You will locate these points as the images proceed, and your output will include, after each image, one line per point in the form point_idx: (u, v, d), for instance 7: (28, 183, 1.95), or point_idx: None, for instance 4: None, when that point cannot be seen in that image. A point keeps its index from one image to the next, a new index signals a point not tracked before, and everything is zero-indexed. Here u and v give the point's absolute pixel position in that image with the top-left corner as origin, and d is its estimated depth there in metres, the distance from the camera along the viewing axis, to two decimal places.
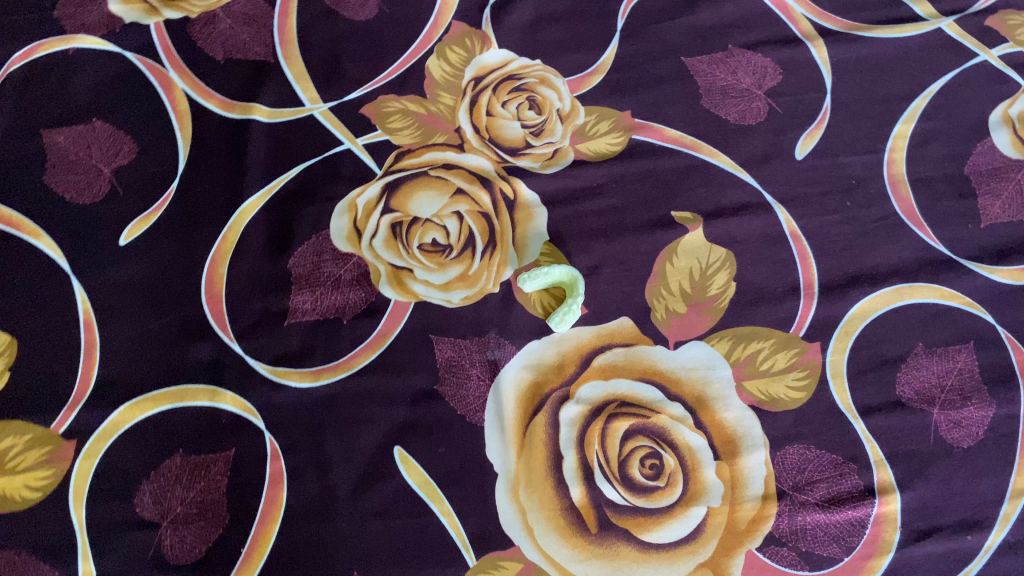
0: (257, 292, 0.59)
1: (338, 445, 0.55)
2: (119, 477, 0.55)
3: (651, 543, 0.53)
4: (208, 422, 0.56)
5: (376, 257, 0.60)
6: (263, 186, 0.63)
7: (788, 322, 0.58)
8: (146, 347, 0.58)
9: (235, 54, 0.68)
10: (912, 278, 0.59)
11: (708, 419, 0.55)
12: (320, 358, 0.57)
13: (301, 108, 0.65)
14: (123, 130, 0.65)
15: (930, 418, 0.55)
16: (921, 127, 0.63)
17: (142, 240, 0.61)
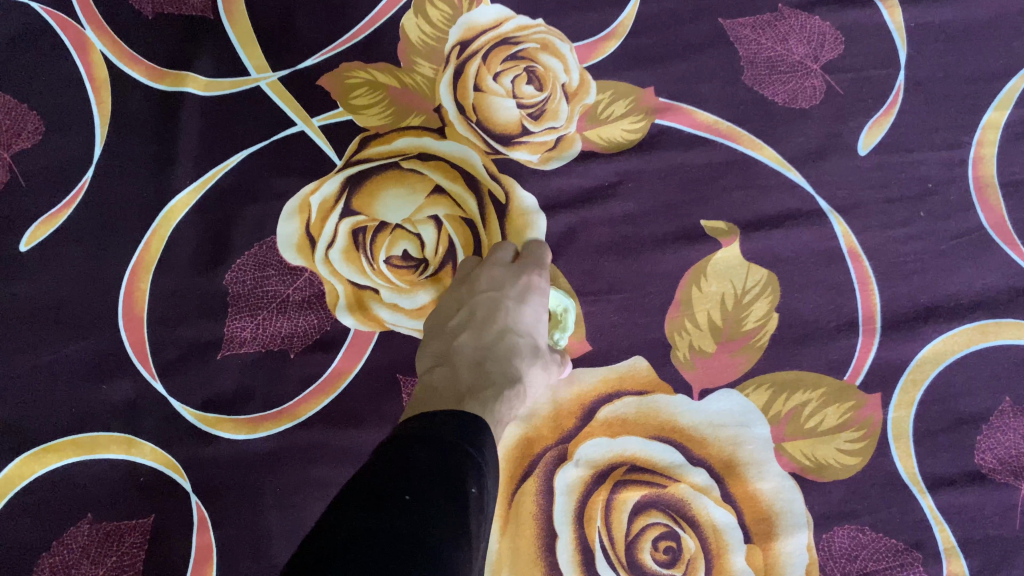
0: (185, 317, 0.48)
1: (282, 514, 0.45)
2: (14, 548, 0.45)
3: None
4: (121, 481, 0.46)
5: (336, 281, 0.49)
6: (196, 177, 0.51)
7: (842, 367, 0.47)
8: (52, 383, 0.48)
9: (166, 7, 0.54)
10: (1000, 312, 0.47)
11: (739, 490, 0.45)
12: (261, 403, 0.47)
13: (245, 78, 0.53)
14: (28, 105, 0.53)
15: (1017, 495, 0.44)
16: (1018, 115, 0.50)
17: (47, 247, 0.50)
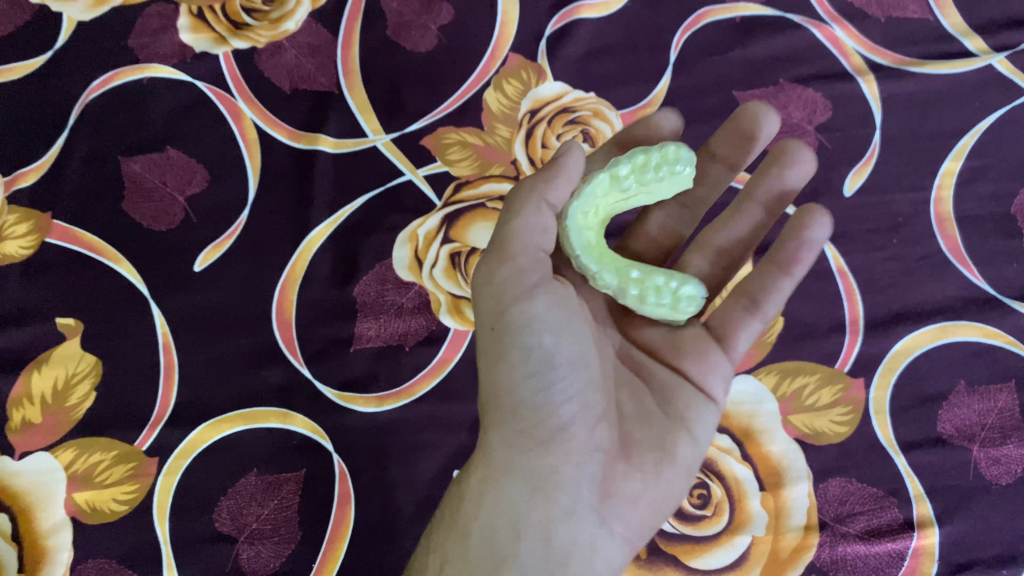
0: (324, 319, 0.63)
1: (401, 469, 0.59)
2: (199, 494, 0.59)
3: (704, 538, 0.56)
4: (279, 444, 0.60)
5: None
6: (329, 215, 0.66)
7: (834, 358, 0.60)
8: (221, 369, 0.62)
9: (301, 83, 0.70)
10: (957, 316, 0.61)
11: (754, 451, 0.58)
12: (386, 382, 0.61)
13: (365, 139, 0.68)
14: (197, 159, 0.68)
15: (971, 454, 0.57)
16: (969, 165, 0.65)
17: (216, 268, 0.65)
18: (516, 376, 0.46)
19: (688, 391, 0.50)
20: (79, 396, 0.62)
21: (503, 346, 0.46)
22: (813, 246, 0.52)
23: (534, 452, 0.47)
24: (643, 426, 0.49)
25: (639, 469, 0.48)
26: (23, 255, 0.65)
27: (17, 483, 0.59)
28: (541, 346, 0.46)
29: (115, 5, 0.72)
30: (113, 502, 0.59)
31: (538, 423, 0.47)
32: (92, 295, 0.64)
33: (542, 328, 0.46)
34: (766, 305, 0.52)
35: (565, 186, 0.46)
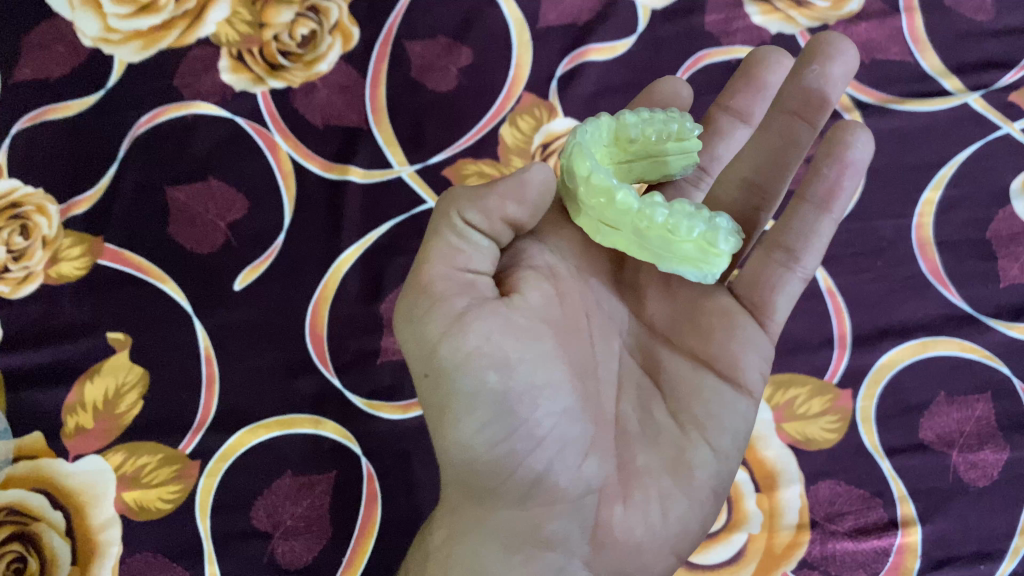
0: (354, 334, 0.69)
1: (426, 471, 0.65)
2: (238, 493, 0.65)
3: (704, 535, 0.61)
4: (312, 447, 0.66)
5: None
6: (358, 238, 0.71)
7: (823, 371, 0.65)
8: (260, 379, 0.68)
9: (333, 120, 0.75)
10: (937, 331, 0.66)
11: (751, 456, 0.63)
12: (408, 393, 0.67)
13: (390, 170, 0.74)
14: (237, 189, 0.73)
15: (950, 459, 0.63)
16: (947, 194, 0.70)
17: (254, 287, 0.71)
18: (465, 428, 0.44)
19: (709, 392, 0.48)
20: (128, 403, 0.67)
21: (444, 394, 0.44)
22: (854, 169, 0.50)
23: (523, 492, 0.45)
24: (641, 448, 0.47)
25: (639, 503, 0.45)
26: (77, 276, 0.70)
27: (69, 483, 0.65)
28: (487, 388, 0.43)
29: (163, 48, 0.76)
30: (159, 501, 0.64)
31: (507, 472, 0.44)
32: (140, 313, 0.70)
33: (478, 369, 0.42)
34: (805, 252, 0.50)
35: (515, 200, 0.44)
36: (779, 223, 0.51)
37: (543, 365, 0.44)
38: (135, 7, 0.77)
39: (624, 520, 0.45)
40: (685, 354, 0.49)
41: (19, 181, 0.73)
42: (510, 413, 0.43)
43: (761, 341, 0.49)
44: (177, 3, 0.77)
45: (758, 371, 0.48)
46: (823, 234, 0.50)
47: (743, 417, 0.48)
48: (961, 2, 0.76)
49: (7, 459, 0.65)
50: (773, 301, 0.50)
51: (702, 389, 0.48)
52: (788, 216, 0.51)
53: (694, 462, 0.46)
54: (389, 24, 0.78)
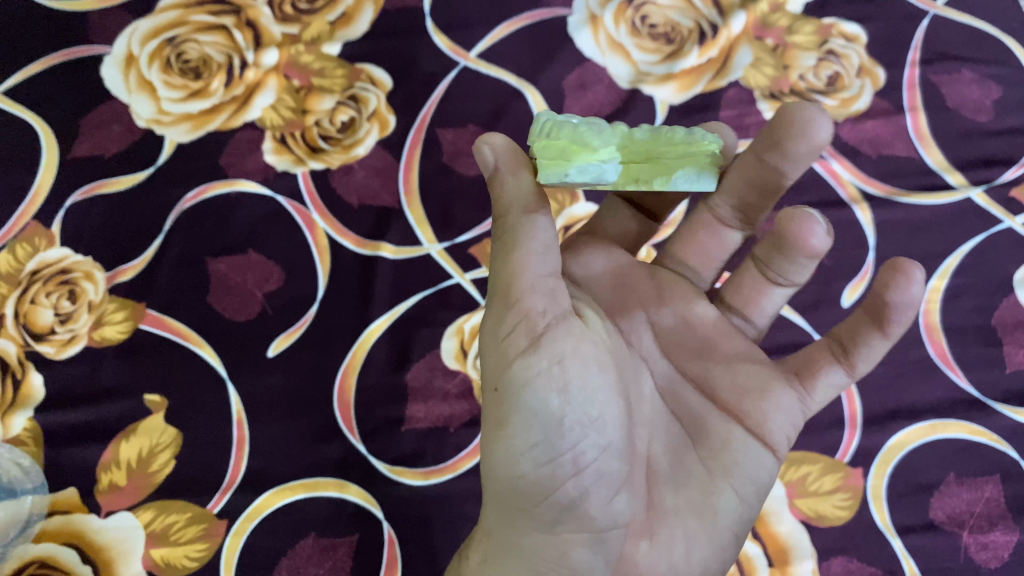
0: (380, 403, 0.72)
1: (446, 537, 0.68)
2: (265, 552, 0.68)
3: None
4: (336, 510, 0.69)
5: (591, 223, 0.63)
6: (386, 310, 0.75)
7: (834, 449, 0.68)
8: (289, 443, 0.71)
9: (367, 200, 0.79)
10: (946, 414, 0.69)
11: (764, 530, 0.67)
12: (431, 460, 0.71)
13: (420, 247, 0.78)
14: (274, 261, 0.77)
15: (961, 539, 0.66)
16: (953, 282, 0.74)
17: (287, 354, 0.74)
18: (517, 446, 0.47)
19: (740, 445, 0.50)
20: (161, 463, 0.71)
21: (506, 412, 0.47)
22: (908, 309, 0.50)
23: (555, 512, 0.47)
24: (671, 488, 0.49)
25: (665, 541, 0.48)
26: (118, 339, 0.74)
27: (101, 538, 0.68)
28: (546, 409, 0.46)
29: (210, 130, 0.81)
30: (185, 558, 0.68)
31: (541, 494, 0.47)
32: (176, 376, 0.73)
33: (542, 390, 0.46)
34: (854, 358, 0.53)
35: (516, 180, 0.49)
36: (850, 325, 0.53)
37: (596, 391, 0.47)
38: (187, 93, 0.82)
39: (646, 553, 0.48)
40: (714, 403, 0.52)
41: (69, 250, 0.77)
42: (561, 441, 0.46)
43: (786, 402, 0.52)
44: (226, 89, 0.83)
45: (786, 432, 0.51)
46: (878, 350, 0.52)
47: (767, 470, 0.51)
48: (962, 103, 0.81)
49: (42, 513, 0.69)
50: (817, 385, 0.53)
51: (723, 438, 0.50)
52: (853, 326, 0.53)
53: (716, 506, 0.49)
54: (424, 113, 0.83)
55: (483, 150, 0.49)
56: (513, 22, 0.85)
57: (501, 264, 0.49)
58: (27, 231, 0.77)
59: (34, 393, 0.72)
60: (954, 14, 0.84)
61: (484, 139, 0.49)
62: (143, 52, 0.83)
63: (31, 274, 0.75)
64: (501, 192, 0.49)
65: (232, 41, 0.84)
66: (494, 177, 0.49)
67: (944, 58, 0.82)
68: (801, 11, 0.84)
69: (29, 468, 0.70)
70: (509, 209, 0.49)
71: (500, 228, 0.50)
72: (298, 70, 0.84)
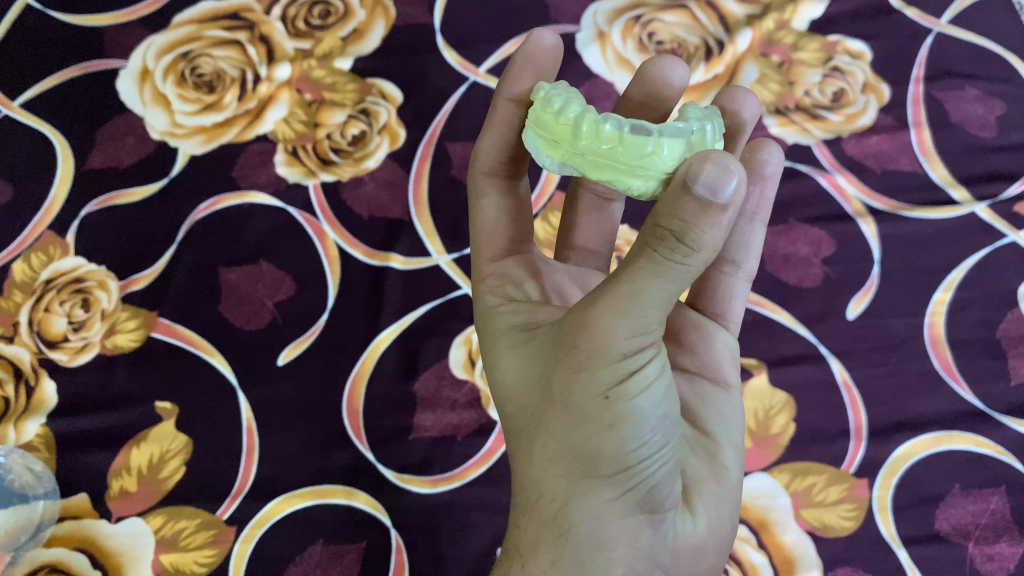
0: (389, 411, 0.73)
1: (453, 545, 0.69)
2: (274, 558, 0.69)
3: None
4: (345, 518, 0.70)
5: (488, 232, 0.60)
6: (395, 320, 0.76)
7: (840, 460, 0.69)
8: (299, 451, 0.72)
9: (378, 212, 0.80)
10: (951, 426, 0.70)
11: (770, 540, 0.67)
12: (438, 469, 0.71)
13: (429, 258, 0.78)
14: (285, 271, 0.78)
15: (966, 550, 0.67)
16: (958, 296, 0.74)
17: (297, 363, 0.75)
18: (622, 444, 0.45)
19: (718, 400, 0.56)
20: (171, 469, 0.71)
21: (616, 414, 0.44)
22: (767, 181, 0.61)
23: (632, 502, 0.46)
24: (696, 460, 0.52)
25: (705, 512, 0.50)
26: (131, 347, 0.75)
27: (111, 544, 0.69)
28: (652, 412, 0.45)
29: (224, 142, 0.82)
30: (195, 564, 0.68)
31: (631, 483, 0.46)
32: (187, 385, 0.74)
33: (652, 394, 0.45)
34: (740, 257, 0.61)
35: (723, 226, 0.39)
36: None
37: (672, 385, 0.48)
38: (201, 106, 0.84)
39: (692, 526, 0.49)
40: (680, 372, 0.57)
41: (83, 259, 0.78)
42: (651, 434, 0.45)
43: (727, 346, 0.60)
44: (240, 102, 0.84)
45: (731, 364, 0.59)
46: (755, 240, 0.62)
47: (740, 414, 0.57)
48: (967, 119, 0.81)
49: (54, 518, 0.69)
50: (724, 305, 0.62)
51: (708, 398, 0.56)
52: None
53: (726, 465, 0.53)
54: (434, 126, 0.84)
55: (727, 180, 0.37)
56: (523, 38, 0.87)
57: (635, 273, 0.41)
58: (42, 241, 0.78)
59: (46, 400, 0.73)
60: (958, 32, 0.85)
61: (708, 158, 0.37)
62: (158, 66, 0.85)
63: (46, 283, 0.77)
64: (703, 229, 0.38)
65: (246, 56, 0.86)
66: (709, 207, 0.38)
67: (949, 75, 0.83)
68: (806, 28, 0.86)
69: (41, 473, 0.70)
70: (705, 248, 0.39)
71: (669, 246, 0.39)
72: (311, 85, 0.85)
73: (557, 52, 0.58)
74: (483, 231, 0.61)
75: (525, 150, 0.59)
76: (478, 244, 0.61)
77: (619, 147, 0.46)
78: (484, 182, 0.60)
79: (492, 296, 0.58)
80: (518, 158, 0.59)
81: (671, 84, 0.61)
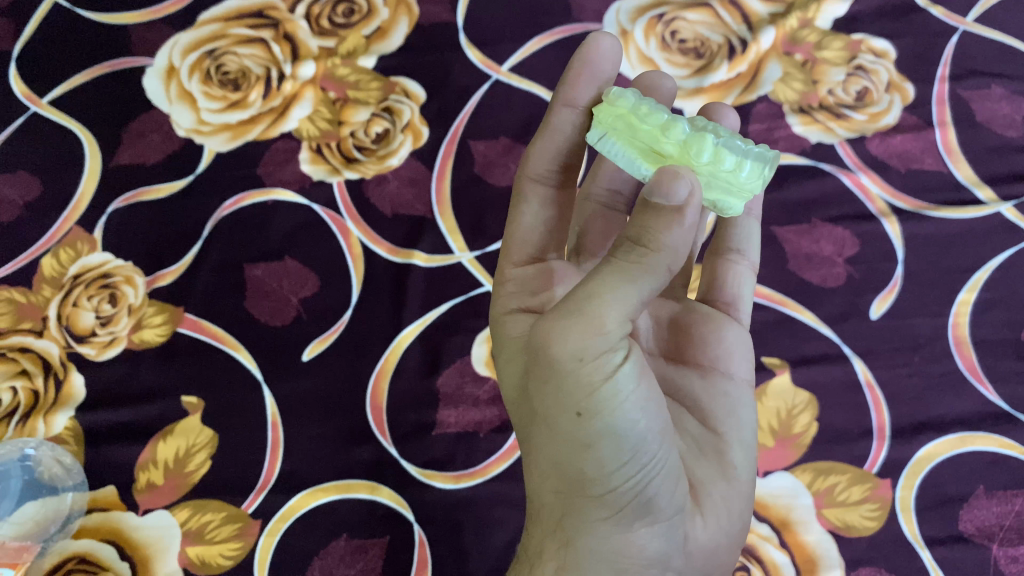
0: (412, 407, 0.73)
1: (475, 542, 0.70)
2: (299, 552, 0.69)
3: None
4: (369, 512, 0.70)
5: (513, 237, 0.61)
6: (418, 317, 0.76)
7: (863, 460, 0.69)
8: (323, 446, 0.73)
9: (401, 210, 0.81)
10: (975, 427, 0.70)
11: (792, 539, 0.67)
12: (461, 464, 0.72)
13: (452, 255, 0.79)
14: (309, 269, 0.79)
15: (991, 552, 0.66)
16: (983, 296, 0.74)
17: (321, 359, 0.76)
18: (605, 465, 0.46)
19: (728, 399, 0.56)
20: (197, 463, 0.72)
21: (592, 434, 0.45)
22: None
23: (632, 517, 0.47)
24: (708, 464, 0.53)
25: (714, 517, 0.52)
26: (157, 342, 0.76)
27: (138, 536, 0.70)
28: (631, 428, 0.45)
29: (249, 139, 0.83)
30: (220, 557, 0.69)
31: (623, 502, 0.47)
32: (212, 380, 0.75)
33: (628, 410, 0.45)
34: (743, 248, 0.63)
35: (688, 230, 0.42)
36: (719, 231, 0.64)
37: (658, 393, 0.48)
38: (226, 103, 0.84)
39: (704, 528, 0.51)
40: (695, 367, 0.57)
41: (111, 255, 0.79)
42: (634, 446, 0.45)
43: (741, 337, 0.59)
44: (265, 100, 0.85)
45: (747, 366, 0.59)
46: (754, 230, 0.64)
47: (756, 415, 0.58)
48: (992, 119, 0.81)
49: (82, 510, 0.70)
50: (734, 292, 0.62)
51: (722, 397, 0.56)
52: (727, 225, 0.64)
53: (737, 466, 0.54)
54: (456, 124, 0.84)
55: (678, 184, 0.41)
56: (546, 37, 0.87)
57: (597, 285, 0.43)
58: (71, 236, 0.79)
59: (74, 394, 0.74)
60: (985, 31, 0.84)
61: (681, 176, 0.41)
62: (184, 64, 0.86)
63: (74, 278, 0.78)
64: (660, 230, 0.42)
65: (271, 54, 0.86)
66: (665, 212, 0.42)
67: (975, 74, 0.83)
68: (830, 27, 0.85)
69: (71, 466, 0.72)
70: (664, 248, 0.42)
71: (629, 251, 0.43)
72: (334, 82, 0.86)
73: (617, 55, 0.57)
74: (517, 238, 0.61)
75: (577, 159, 0.59)
76: (509, 246, 0.61)
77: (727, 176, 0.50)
78: (530, 188, 0.60)
79: (512, 300, 0.59)
80: (571, 167, 0.60)
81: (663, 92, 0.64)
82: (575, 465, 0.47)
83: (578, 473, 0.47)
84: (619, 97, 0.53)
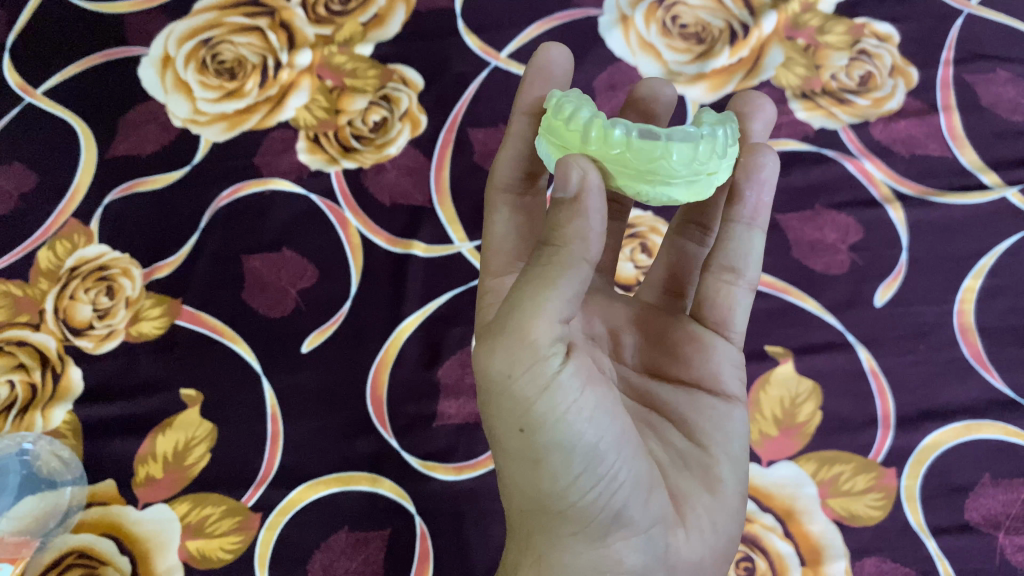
0: (412, 399, 0.73)
1: (478, 535, 0.69)
2: (299, 546, 0.69)
3: None
4: (369, 505, 0.70)
5: (490, 246, 0.61)
6: (418, 307, 0.76)
7: (868, 449, 0.69)
8: (323, 438, 0.72)
9: (399, 199, 0.80)
10: (981, 415, 0.69)
11: (796, 529, 0.67)
12: (462, 456, 0.71)
13: (451, 245, 0.78)
14: (308, 259, 0.78)
15: (997, 541, 0.66)
16: (988, 282, 0.73)
17: (321, 350, 0.75)
18: (560, 480, 0.46)
19: (710, 409, 0.56)
20: (197, 456, 0.72)
21: (541, 450, 0.45)
22: (761, 184, 0.56)
23: (600, 530, 0.47)
24: (687, 475, 0.52)
25: (698, 527, 0.51)
26: (155, 335, 0.75)
27: (138, 530, 0.69)
28: (583, 442, 0.45)
29: (245, 129, 0.82)
30: (220, 550, 0.69)
31: (591, 515, 0.47)
32: (210, 374, 0.74)
33: (574, 424, 0.44)
34: (740, 266, 0.57)
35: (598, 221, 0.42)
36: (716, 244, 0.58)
37: (616, 403, 0.47)
38: (222, 93, 0.83)
39: (687, 540, 0.50)
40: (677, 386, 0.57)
41: (107, 247, 0.78)
42: (588, 459, 0.45)
43: (730, 353, 0.58)
44: (261, 89, 0.84)
45: (733, 377, 0.58)
46: (756, 247, 0.57)
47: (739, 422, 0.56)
48: (997, 103, 0.80)
49: (82, 504, 0.70)
50: (725, 313, 0.58)
51: (706, 409, 0.55)
52: (723, 240, 0.57)
53: (721, 477, 0.53)
54: (455, 112, 0.83)
55: (569, 173, 0.42)
56: (544, 23, 0.86)
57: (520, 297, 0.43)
58: (66, 228, 0.79)
59: (72, 387, 0.73)
60: (989, 14, 0.83)
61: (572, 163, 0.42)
62: (180, 53, 0.85)
63: (70, 271, 0.77)
64: (563, 223, 0.42)
65: (267, 42, 0.85)
66: (565, 203, 0.42)
67: (980, 58, 0.82)
68: (833, 10, 0.84)
69: (69, 460, 0.71)
70: (571, 240, 0.42)
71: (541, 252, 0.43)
72: (331, 70, 0.85)
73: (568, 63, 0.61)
74: (494, 245, 0.60)
75: (539, 167, 0.61)
76: (488, 257, 0.60)
77: (627, 152, 0.48)
78: (498, 198, 0.60)
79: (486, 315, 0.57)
80: (534, 175, 0.61)
81: (662, 99, 0.65)
82: (534, 481, 0.47)
83: (538, 490, 0.47)
84: (548, 98, 0.53)
